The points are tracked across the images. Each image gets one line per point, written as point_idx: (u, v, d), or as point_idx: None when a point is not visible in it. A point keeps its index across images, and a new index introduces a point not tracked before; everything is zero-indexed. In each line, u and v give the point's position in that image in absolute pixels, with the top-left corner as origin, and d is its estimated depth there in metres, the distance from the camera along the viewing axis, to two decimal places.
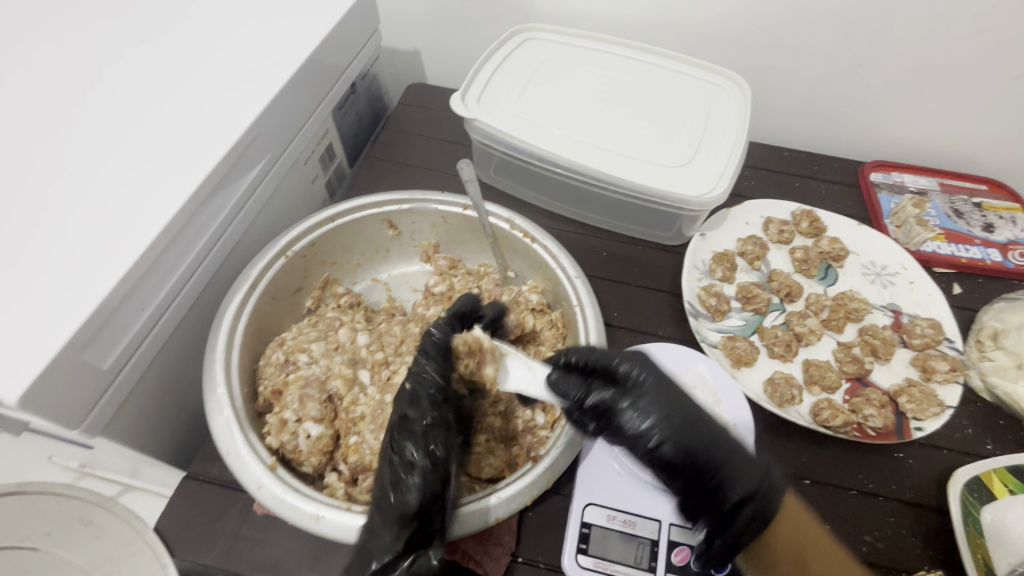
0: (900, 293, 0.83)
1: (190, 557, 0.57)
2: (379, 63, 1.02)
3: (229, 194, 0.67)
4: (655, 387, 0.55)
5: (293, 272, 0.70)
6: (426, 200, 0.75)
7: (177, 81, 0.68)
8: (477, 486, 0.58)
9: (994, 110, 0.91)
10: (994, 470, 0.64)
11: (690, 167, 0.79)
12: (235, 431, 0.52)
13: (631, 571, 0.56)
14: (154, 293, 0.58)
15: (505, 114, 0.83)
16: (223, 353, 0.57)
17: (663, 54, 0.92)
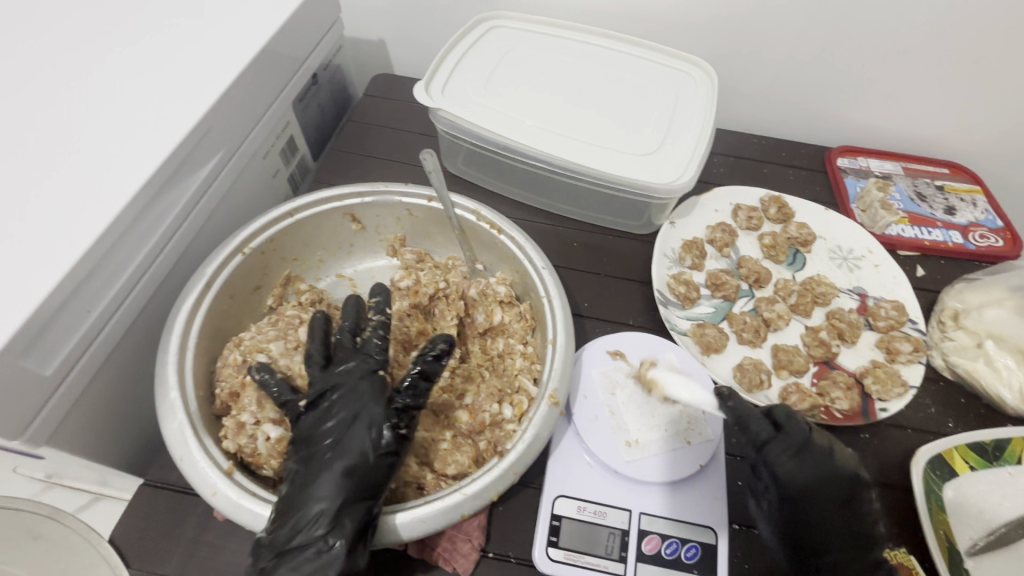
0: (866, 276, 0.84)
1: (147, 568, 0.55)
2: (342, 53, 0.99)
3: (180, 190, 0.64)
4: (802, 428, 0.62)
5: (251, 270, 0.68)
6: (389, 193, 0.73)
7: (120, 73, 0.65)
8: (444, 482, 0.54)
9: (953, 94, 0.93)
10: (954, 449, 0.66)
11: (658, 155, 0.78)
12: (188, 437, 0.50)
13: (602, 562, 0.56)
14: (99, 296, 0.55)
15: (471, 103, 0.81)
16: (175, 356, 0.55)
17: (629, 42, 0.91)
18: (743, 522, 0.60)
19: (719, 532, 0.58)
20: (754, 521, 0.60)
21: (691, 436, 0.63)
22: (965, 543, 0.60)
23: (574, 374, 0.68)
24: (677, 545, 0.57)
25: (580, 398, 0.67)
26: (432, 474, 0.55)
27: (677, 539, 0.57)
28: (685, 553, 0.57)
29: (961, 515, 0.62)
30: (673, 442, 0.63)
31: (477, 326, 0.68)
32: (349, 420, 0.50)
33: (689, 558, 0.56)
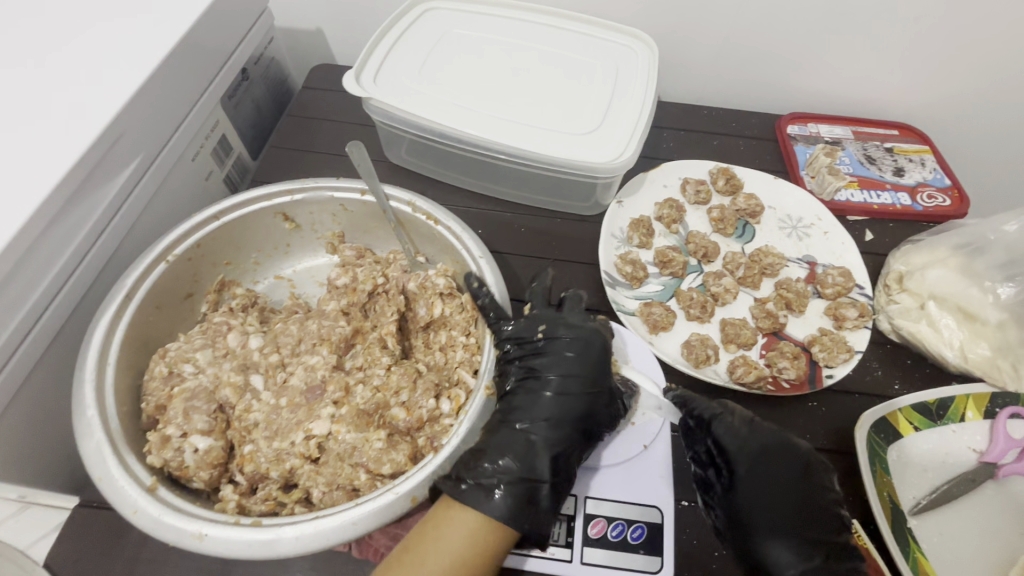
0: (815, 244, 0.83)
1: None
2: (275, 45, 0.96)
3: (94, 199, 0.61)
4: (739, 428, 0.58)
5: (179, 277, 0.65)
6: (320, 188, 0.71)
7: (18, 78, 0.61)
8: (380, 482, 0.52)
9: (898, 55, 0.92)
10: (897, 414, 0.65)
11: (598, 134, 0.77)
12: (107, 455, 0.49)
13: (548, 549, 0.56)
14: (8, 315, 0.53)
15: (406, 90, 0.78)
16: (93, 372, 0.53)
17: (568, 16, 0.88)
18: (691, 499, 0.60)
19: (665, 510, 0.58)
20: (702, 497, 0.60)
21: (635, 417, 0.65)
22: (909, 502, 0.61)
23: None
24: (623, 527, 0.57)
25: None
26: (367, 475, 0.52)
27: (623, 521, 0.57)
28: (630, 534, 0.57)
29: (904, 476, 0.63)
30: (617, 424, 0.64)
31: (418, 320, 0.67)
32: (575, 367, 0.59)
33: (635, 539, 0.56)
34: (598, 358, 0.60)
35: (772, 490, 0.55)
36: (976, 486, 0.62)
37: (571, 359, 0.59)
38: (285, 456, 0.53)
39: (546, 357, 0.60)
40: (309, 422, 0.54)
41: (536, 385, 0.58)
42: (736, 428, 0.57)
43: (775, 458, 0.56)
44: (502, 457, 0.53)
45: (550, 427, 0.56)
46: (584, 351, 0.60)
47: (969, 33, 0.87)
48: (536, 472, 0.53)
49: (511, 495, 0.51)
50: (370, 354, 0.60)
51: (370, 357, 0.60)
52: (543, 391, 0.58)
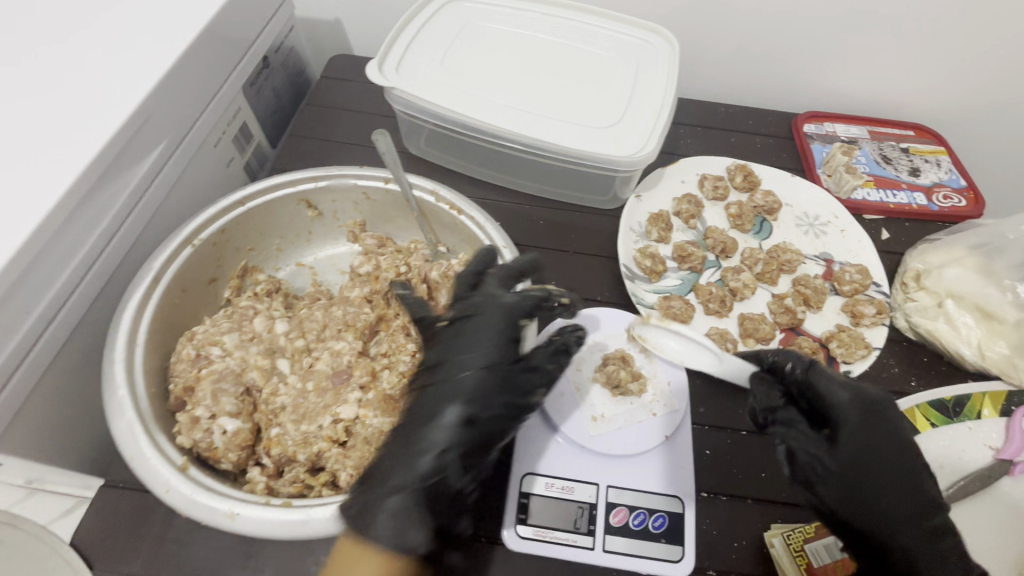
0: (832, 241, 0.84)
1: (112, 568, 0.54)
2: (295, 35, 0.96)
3: (121, 182, 0.61)
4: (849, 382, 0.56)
5: (204, 262, 0.66)
6: (344, 176, 0.71)
7: (46, 61, 0.61)
8: None
9: (916, 56, 0.92)
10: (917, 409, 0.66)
11: (620, 127, 0.77)
12: (139, 434, 0.49)
13: (569, 536, 0.57)
14: (38, 295, 0.53)
15: (428, 81, 0.79)
16: (123, 353, 0.53)
17: (588, 11, 0.88)
18: (711, 490, 0.60)
19: (685, 500, 0.59)
20: (722, 488, 0.60)
21: (656, 408, 0.64)
22: None
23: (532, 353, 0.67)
24: (645, 516, 0.58)
25: None
26: None
27: (644, 510, 0.58)
28: (652, 523, 0.57)
29: None
30: (638, 415, 0.64)
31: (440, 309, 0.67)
32: (479, 346, 0.52)
33: (657, 528, 0.57)
34: (502, 328, 0.53)
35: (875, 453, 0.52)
36: (993, 483, 0.62)
37: (478, 338, 0.53)
38: (312, 439, 0.54)
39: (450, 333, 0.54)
40: (337, 406, 0.55)
41: (443, 373, 0.51)
42: (832, 378, 0.56)
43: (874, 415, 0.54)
44: (405, 467, 0.48)
45: (446, 424, 0.48)
46: (496, 325, 0.53)
47: (988, 35, 0.87)
48: (411, 480, 0.47)
49: (394, 509, 0.46)
50: (394, 342, 0.62)
51: (395, 344, 0.62)
52: (462, 371, 0.51)
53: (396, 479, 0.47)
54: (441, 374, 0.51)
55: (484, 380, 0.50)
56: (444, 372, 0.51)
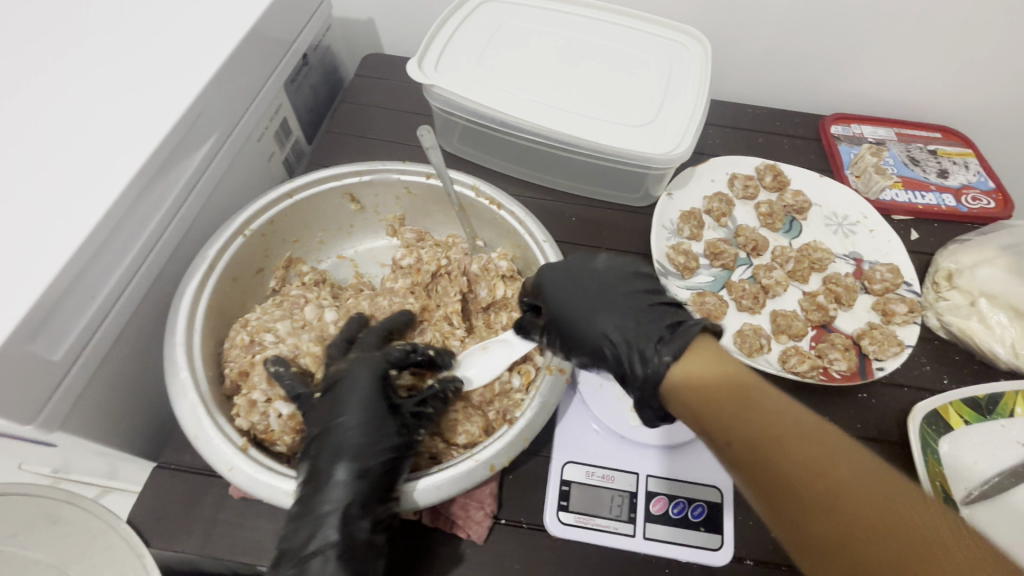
0: (862, 241, 0.85)
1: (170, 545, 0.56)
2: (331, 34, 0.98)
3: (175, 174, 0.63)
4: None
5: (252, 252, 0.68)
6: (386, 171, 0.73)
7: (105, 58, 0.64)
8: (455, 450, 0.58)
9: (946, 59, 0.93)
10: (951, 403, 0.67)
11: (654, 126, 0.78)
12: (201, 415, 0.51)
13: (610, 523, 0.58)
14: (102, 280, 0.55)
15: (466, 79, 0.80)
16: (183, 338, 0.55)
17: (621, 12, 0.90)
18: None
19: (723, 490, 0.60)
20: None
21: None
22: (962, 493, 0.62)
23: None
24: (683, 505, 0.59)
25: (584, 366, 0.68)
26: (442, 442, 0.58)
27: (684, 499, 0.59)
28: (691, 512, 0.58)
29: (957, 467, 0.64)
30: None
31: (479, 301, 0.68)
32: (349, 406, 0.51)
33: (696, 517, 0.58)
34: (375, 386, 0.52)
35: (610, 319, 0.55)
36: None
37: (353, 395, 0.52)
38: None
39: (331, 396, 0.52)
40: None
41: (336, 423, 0.50)
42: None
43: None
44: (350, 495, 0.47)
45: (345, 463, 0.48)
46: (362, 386, 0.52)
47: (1018, 38, 0.88)
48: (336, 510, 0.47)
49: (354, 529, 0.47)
50: (440, 331, 0.65)
51: (441, 332, 0.65)
52: (341, 428, 0.50)
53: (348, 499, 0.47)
54: (339, 424, 0.50)
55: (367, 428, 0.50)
56: (341, 423, 0.50)
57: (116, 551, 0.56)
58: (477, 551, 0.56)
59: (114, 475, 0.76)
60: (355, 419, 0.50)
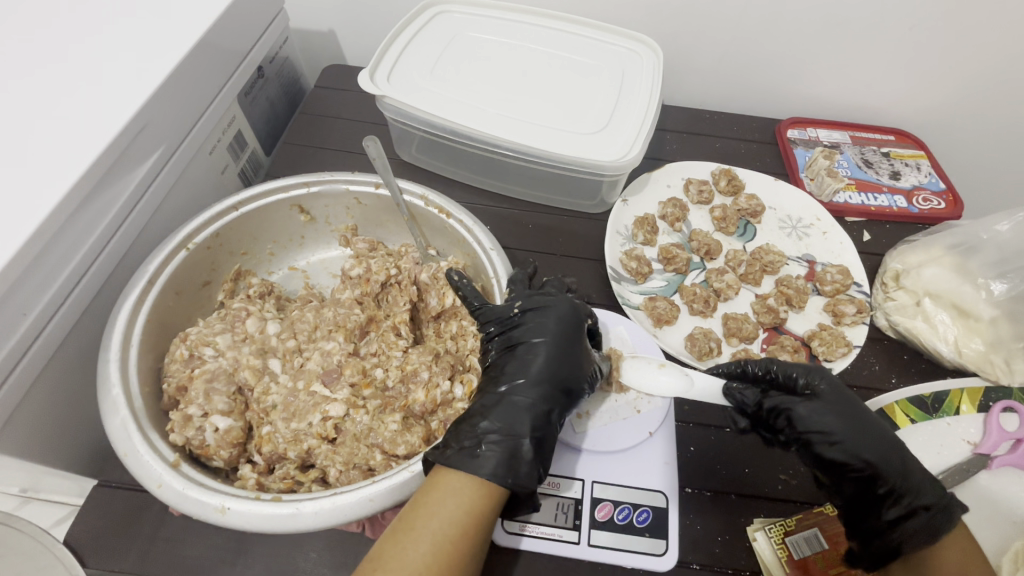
0: (815, 243, 0.86)
1: (106, 566, 0.55)
2: (290, 45, 0.98)
3: (118, 188, 0.63)
4: (829, 376, 0.60)
5: (198, 265, 0.67)
6: (336, 181, 0.73)
7: (36, 73, 0.63)
8: (394, 462, 0.54)
9: (894, 64, 0.94)
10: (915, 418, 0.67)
11: (605, 133, 0.79)
12: (132, 432, 0.50)
13: (555, 530, 0.58)
14: (36, 297, 0.55)
15: (418, 90, 0.81)
16: (118, 353, 0.55)
17: (574, 21, 0.91)
18: (695, 486, 0.61)
19: (668, 495, 0.60)
20: (705, 484, 0.62)
21: (640, 405, 0.66)
22: None
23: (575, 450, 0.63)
24: (629, 510, 0.59)
25: None
26: (382, 455, 0.54)
27: (629, 505, 0.59)
28: (636, 517, 0.58)
29: None
30: (622, 412, 0.66)
31: (430, 310, 0.69)
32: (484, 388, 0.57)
33: (641, 522, 0.58)
34: (574, 324, 0.60)
35: (854, 423, 0.57)
36: (971, 477, 0.63)
37: (552, 322, 0.59)
38: (302, 437, 0.55)
39: (527, 325, 0.59)
40: (326, 404, 0.56)
41: (520, 351, 0.58)
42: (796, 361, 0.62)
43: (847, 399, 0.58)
44: (487, 417, 0.53)
45: (535, 384, 0.55)
46: (560, 317, 0.59)
47: (960, 44, 0.90)
48: (522, 430, 0.52)
49: (498, 452, 0.50)
50: (384, 341, 0.63)
51: (385, 343, 0.63)
52: (530, 356, 0.57)
53: (493, 420, 0.52)
54: (520, 356, 0.58)
55: (559, 358, 0.57)
56: (522, 351, 0.58)
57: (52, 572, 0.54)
58: None
59: (70, 493, 0.76)
60: (549, 350, 0.57)
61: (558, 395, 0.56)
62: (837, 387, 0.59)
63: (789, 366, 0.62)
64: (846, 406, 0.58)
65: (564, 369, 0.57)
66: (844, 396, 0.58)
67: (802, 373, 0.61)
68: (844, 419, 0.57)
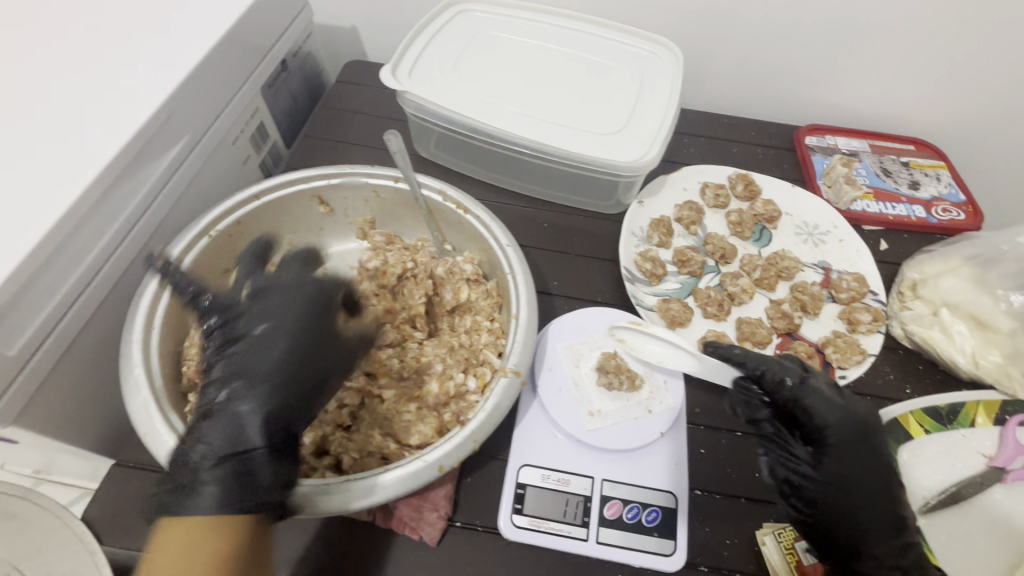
0: (831, 250, 0.85)
1: (123, 543, 0.56)
2: (313, 40, 1.00)
3: (144, 173, 0.64)
4: (856, 431, 0.56)
5: (219, 253, 0.68)
6: (356, 174, 0.74)
7: (66, 60, 0.64)
8: (407, 451, 0.56)
9: (917, 73, 0.94)
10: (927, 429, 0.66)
11: (623, 135, 0.79)
12: (153, 413, 0.52)
13: (563, 527, 0.58)
14: (64, 277, 0.56)
15: (438, 86, 0.82)
16: (140, 335, 0.56)
17: (597, 23, 0.91)
18: (705, 488, 0.61)
19: (677, 495, 0.60)
20: (715, 487, 0.62)
21: (652, 406, 0.65)
22: (918, 502, 0.62)
23: (580, 451, 0.63)
24: (638, 510, 0.59)
25: (544, 371, 0.68)
26: (395, 444, 0.56)
27: (638, 504, 0.59)
28: (646, 517, 0.59)
29: (915, 477, 0.64)
30: (634, 412, 0.65)
31: (444, 304, 0.69)
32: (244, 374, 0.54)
33: (650, 522, 0.58)
34: (306, 304, 0.58)
35: (857, 494, 0.54)
36: (985, 490, 0.63)
37: (275, 307, 0.58)
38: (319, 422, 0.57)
39: (247, 313, 0.58)
40: None
41: (253, 333, 0.56)
42: (827, 399, 0.57)
43: (864, 460, 0.55)
44: (245, 405, 0.52)
45: (266, 381, 0.53)
46: (289, 295, 0.59)
47: (985, 56, 0.89)
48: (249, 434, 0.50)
49: (221, 463, 0.49)
50: (400, 333, 0.66)
51: (401, 335, 0.66)
52: (247, 342, 0.56)
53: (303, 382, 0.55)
54: (243, 341, 0.56)
55: (303, 348, 0.56)
56: (259, 338, 0.56)
57: (70, 546, 0.56)
58: (431, 553, 0.57)
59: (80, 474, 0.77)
60: (269, 333, 0.56)
61: (289, 393, 0.54)
62: (857, 448, 0.55)
63: (819, 411, 0.56)
64: (863, 475, 0.54)
65: (302, 362, 0.55)
66: (855, 453, 0.55)
67: (822, 421, 0.56)
68: (848, 489, 0.54)
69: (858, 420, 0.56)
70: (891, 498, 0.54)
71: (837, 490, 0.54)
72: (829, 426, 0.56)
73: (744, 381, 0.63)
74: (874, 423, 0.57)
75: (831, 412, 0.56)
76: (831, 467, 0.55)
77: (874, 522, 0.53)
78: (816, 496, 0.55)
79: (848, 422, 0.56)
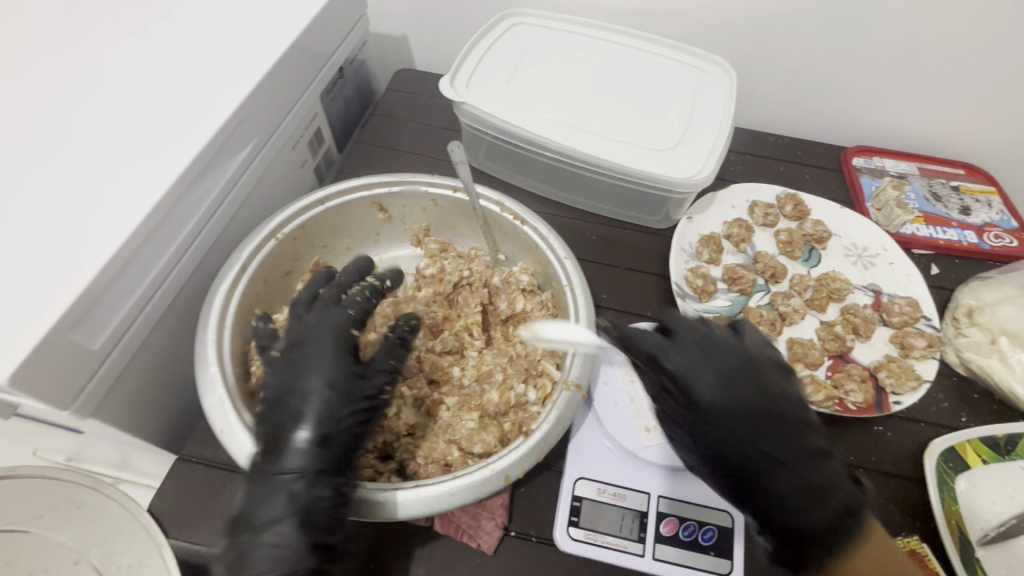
0: (881, 273, 0.85)
1: (189, 538, 0.57)
2: (367, 49, 1.02)
3: (217, 174, 0.66)
4: (719, 398, 0.56)
5: (283, 255, 0.70)
6: (416, 182, 0.76)
7: (148, 64, 0.67)
8: (470, 459, 0.56)
9: (970, 98, 0.93)
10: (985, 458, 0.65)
11: (677, 151, 0.80)
12: (229, 411, 0.54)
13: (620, 541, 0.58)
14: (143, 274, 0.58)
15: (494, 97, 0.83)
16: (215, 334, 0.58)
17: (651, 39, 0.92)
18: None
19: (734, 515, 0.60)
20: None
21: None
22: (977, 534, 0.61)
23: (634, 467, 0.63)
24: (694, 528, 0.59)
25: (601, 384, 0.69)
26: (458, 452, 0.57)
27: (694, 522, 0.59)
28: (701, 535, 0.58)
29: (975, 507, 0.63)
30: None
31: (499, 313, 0.70)
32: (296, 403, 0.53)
33: (706, 541, 0.58)
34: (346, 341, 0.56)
35: (741, 460, 0.55)
36: None
37: (321, 341, 0.56)
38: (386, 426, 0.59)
39: (300, 345, 0.56)
40: None
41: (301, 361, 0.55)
42: (693, 363, 0.58)
43: (746, 422, 0.56)
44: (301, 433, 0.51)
45: (316, 414, 0.52)
46: (333, 328, 0.57)
47: None
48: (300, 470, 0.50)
49: (284, 497, 0.49)
50: (460, 342, 0.67)
51: (461, 343, 0.67)
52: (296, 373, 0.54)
53: (353, 396, 0.54)
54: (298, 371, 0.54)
55: (348, 381, 0.55)
56: (306, 371, 0.54)
57: (137, 537, 0.58)
58: (488, 561, 0.57)
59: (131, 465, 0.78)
60: (320, 364, 0.54)
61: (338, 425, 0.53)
62: (718, 413, 0.56)
63: (696, 378, 0.57)
64: (734, 439, 0.55)
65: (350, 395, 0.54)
66: (712, 419, 0.56)
67: (692, 388, 0.57)
68: (743, 457, 0.55)
69: (717, 387, 0.57)
70: (776, 463, 0.54)
71: (754, 458, 0.54)
72: (698, 392, 0.57)
73: (646, 363, 0.60)
74: (735, 387, 0.57)
75: (685, 375, 0.57)
76: (707, 436, 0.56)
77: (799, 489, 0.53)
78: (726, 469, 0.55)
79: (719, 387, 0.57)
